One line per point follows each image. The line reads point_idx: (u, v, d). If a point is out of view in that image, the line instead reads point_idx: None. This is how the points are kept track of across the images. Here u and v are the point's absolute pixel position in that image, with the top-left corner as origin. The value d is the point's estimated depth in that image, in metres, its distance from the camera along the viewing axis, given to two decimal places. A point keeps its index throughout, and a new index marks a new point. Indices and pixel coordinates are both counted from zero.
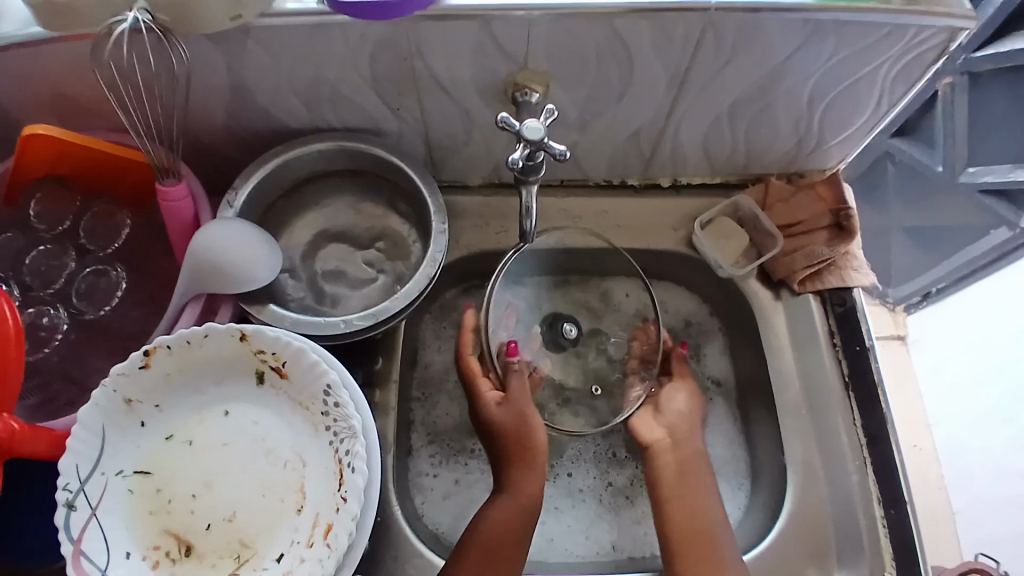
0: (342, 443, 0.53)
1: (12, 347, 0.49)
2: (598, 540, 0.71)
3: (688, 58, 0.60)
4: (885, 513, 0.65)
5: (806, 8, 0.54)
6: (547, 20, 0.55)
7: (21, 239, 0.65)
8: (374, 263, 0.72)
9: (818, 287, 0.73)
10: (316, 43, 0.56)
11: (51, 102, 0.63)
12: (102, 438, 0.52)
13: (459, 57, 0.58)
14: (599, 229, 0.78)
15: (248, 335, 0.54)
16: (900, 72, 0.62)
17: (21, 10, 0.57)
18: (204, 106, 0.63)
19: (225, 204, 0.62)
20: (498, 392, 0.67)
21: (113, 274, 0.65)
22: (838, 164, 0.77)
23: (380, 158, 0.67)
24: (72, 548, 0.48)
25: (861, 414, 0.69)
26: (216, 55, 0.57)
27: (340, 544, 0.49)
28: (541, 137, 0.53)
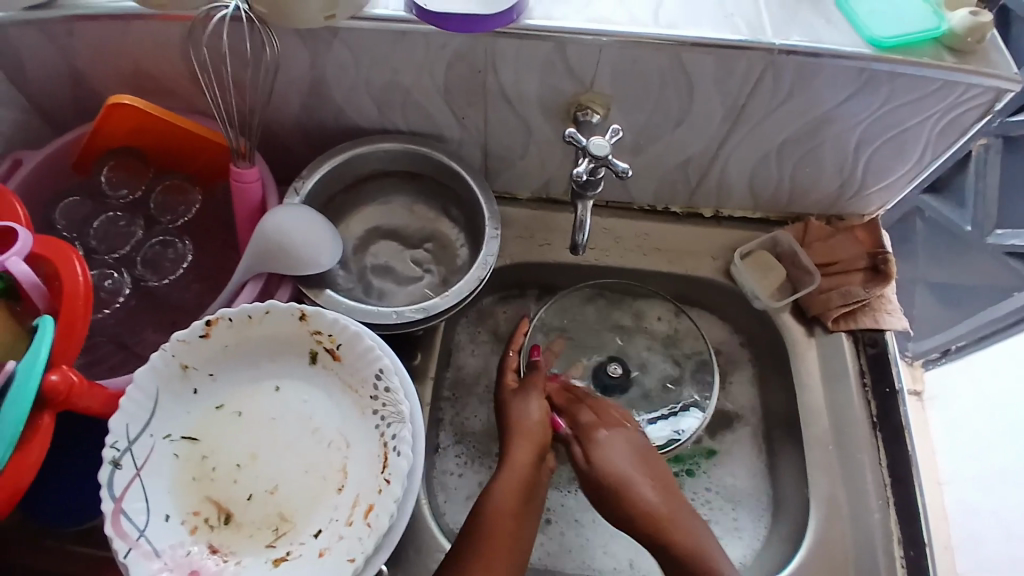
0: (389, 427, 0.55)
1: (81, 303, 0.52)
2: (615, 556, 0.72)
3: (746, 93, 0.62)
4: (904, 553, 0.66)
5: (863, 57, 0.57)
6: (618, 45, 0.58)
7: (88, 206, 0.67)
8: (422, 263, 0.74)
9: (851, 327, 0.75)
10: (397, 48, 0.59)
11: (131, 78, 0.66)
12: (155, 402, 0.55)
13: (530, 74, 0.61)
14: (639, 251, 0.80)
15: (307, 315, 0.56)
16: (946, 126, 0.65)
17: None
18: (281, 98, 0.66)
19: (292, 191, 0.65)
20: (515, 381, 0.71)
21: (180, 247, 0.68)
22: (877, 211, 0.79)
23: (440, 163, 0.70)
24: (113, 506, 0.50)
25: (888, 455, 0.70)
26: (302, 51, 0.60)
27: (380, 525, 0.51)
28: (605, 154, 0.57)
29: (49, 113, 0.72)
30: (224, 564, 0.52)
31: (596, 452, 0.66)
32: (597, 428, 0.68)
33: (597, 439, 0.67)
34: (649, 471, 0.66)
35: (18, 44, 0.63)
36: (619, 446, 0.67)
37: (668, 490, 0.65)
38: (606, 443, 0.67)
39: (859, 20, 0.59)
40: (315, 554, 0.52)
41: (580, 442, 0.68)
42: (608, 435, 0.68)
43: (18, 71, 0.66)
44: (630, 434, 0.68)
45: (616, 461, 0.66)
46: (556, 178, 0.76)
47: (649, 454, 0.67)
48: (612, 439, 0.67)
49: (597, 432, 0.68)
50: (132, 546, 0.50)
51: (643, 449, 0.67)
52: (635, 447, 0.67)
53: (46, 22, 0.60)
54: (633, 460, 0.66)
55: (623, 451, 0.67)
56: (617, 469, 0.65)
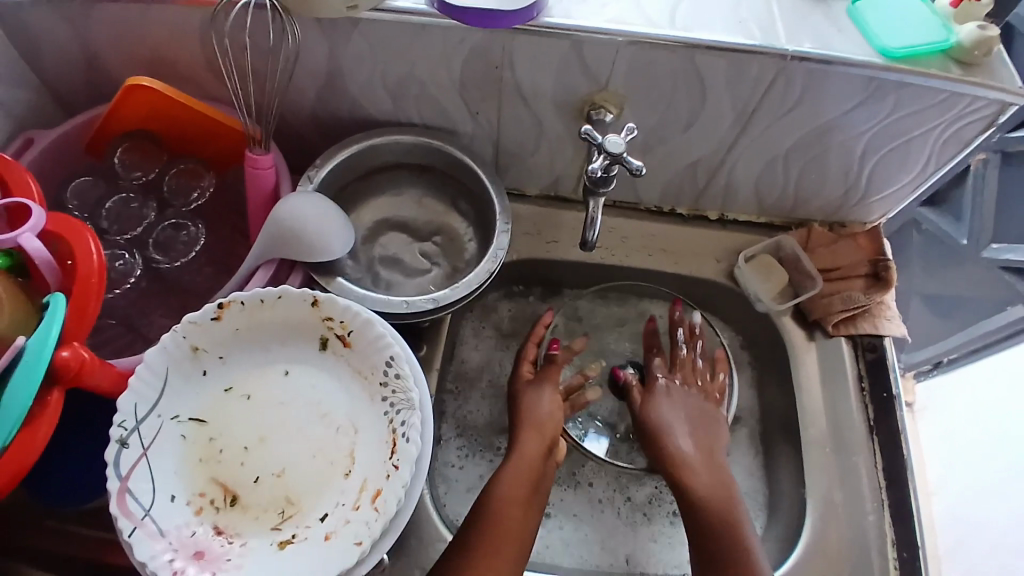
0: (398, 414, 0.56)
1: (95, 282, 0.52)
2: (614, 552, 0.72)
3: (757, 98, 0.63)
4: (897, 555, 0.67)
5: (873, 66, 0.59)
6: (633, 46, 0.59)
7: (101, 187, 0.68)
8: (430, 256, 0.75)
9: (850, 332, 0.76)
10: (416, 41, 0.60)
11: (146, 61, 0.67)
12: (164, 382, 0.55)
13: (546, 71, 0.62)
14: (645, 251, 0.81)
15: (319, 301, 0.57)
16: (949, 138, 0.66)
17: None
18: (297, 86, 0.67)
19: (305, 179, 0.66)
20: (531, 372, 0.73)
21: (192, 230, 0.68)
22: (878, 218, 0.80)
23: (452, 156, 0.70)
24: (119, 484, 0.50)
25: (884, 459, 0.71)
26: (322, 40, 0.61)
27: (388, 509, 0.51)
28: (620, 152, 0.57)
29: (61, 95, 0.72)
30: (229, 545, 0.52)
31: (648, 403, 0.74)
32: (661, 382, 0.76)
33: (657, 393, 0.75)
34: (693, 432, 0.72)
35: (35, 23, 0.63)
36: (676, 403, 0.74)
37: (707, 453, 0.70)
38: (666, 395, 0.75)
39: (870, 30, 0.60)
40: (321, 537, 0.53)
41: (642, 392, 0.76)
42: (671, 389, 0.75)
43: (33, 51, 0.66)
44: (694, 397, 0.75)
45: (664, 415, 0.73)
46: (566, 176, 0.77)
47: (706, 417, 0.73)
48: (671, 391, 0.75)
49: (660, 385, 0.76)
50: (138, 525, 0.50)
51: (700, 412, 0.74)
52: (694, 408, 0.74)
53: (65, 2, 0.60)
54: (684, 418, 0.73)
55: (678, 408, 0.73)
56: (661, 417, 0.73)
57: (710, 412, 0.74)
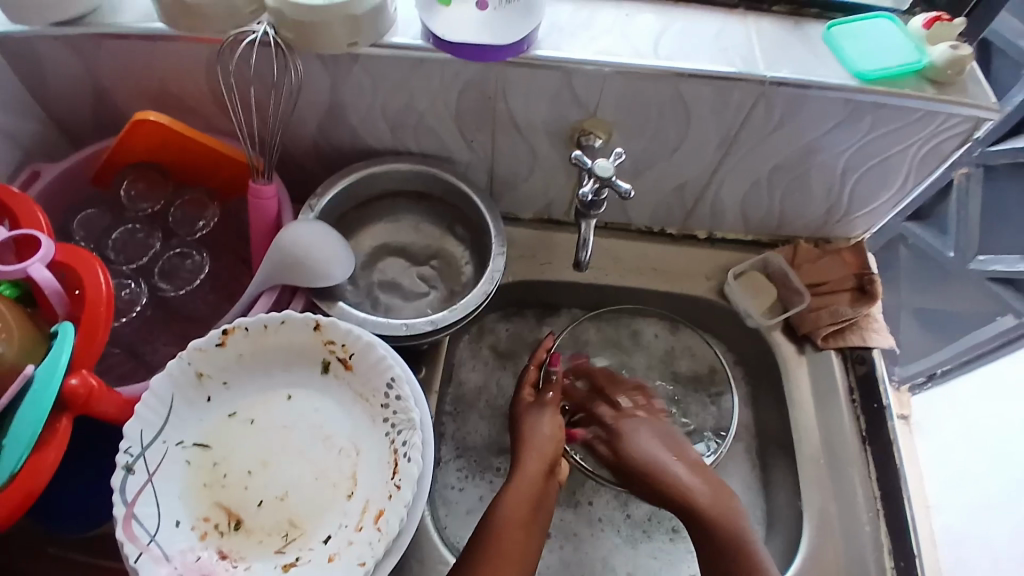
0: (400, 434, 0.57)
1: (103, 309, 0.53)
2: (614, 570, 0.73)
3: (741, 122, 0.66)
4: (895, 565, 0.68)
5: (849, 89, 0.61)
6: (621, 77, 0.62)
7: (107, 217, 0.71)
8: (428, 279, 0.76)
9: (840, 345, 0.77)
10: (413, 74, 0.63)
11: (152, 95, 0.69)
12: (169, 408, 0.56)
13: (538, 101, 0.65)
14: (638, 271, 0.83)
15: (322, 325, 0.59)
16: (926, 155, 0.69)
17: (145, 7, 0.63)
18: (299, 119, 0.70)
19: (306, 208, 0.68)
20: (532, 394, 0.74)
21: (196, 259, 0.70)
22: (862, 234, 0.83)
23: (449, 183, 0.73)
24: (125, 510, 0.50)
25: (877, 470, 0.73)
26: (323, 76, 0.64)
27: (391, 529, 0.52)
28: (610, 176, 0.60)
29: (68, 126, 0.74)
30: (234, 569, 0.53)
31: (620, 443, 0.73)
32: (621, 421, 0.74)
33: (624, 432, 0.73)
34: (676, 453, 0.72)
35: (45, 59, 0.65)
36: (650, 431, 0.74)
37: (696, 467, 0.71)
38: (632, 432, 0.73)
39: (846, 56, 0.63)
40: (325, 559, 0.54)
41: (608, 435, 0.74)
42: (633, 424, 0.74)
43: (41, 85, 0.68)
44: (653, 422, 0.75)
45: (645, 449, 0.72)
46: (559, 200, 0.79)
47: (673, 438, 0.74)
48: (636, 429, 0.74)
49: (622, 424, 0.74)
50: (143, 550, 0.50)
51: (667, 435, 0.74)
52: (659, 433, 0.74)
53: (74, 38, 0.63)
54: (662, 444, 0.73)
55: (651, 436, 0.73)
56: (648, 455, 0.71)
57: (674, 432, 0.75)
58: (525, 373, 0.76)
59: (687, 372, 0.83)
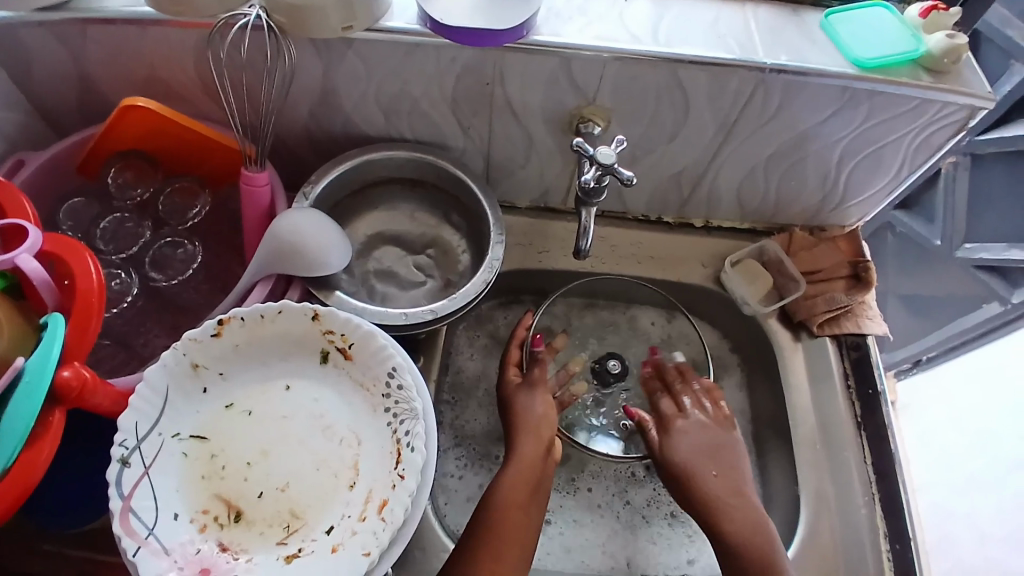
0: (401, 424, 0.57)
1: (95, 300, 0.51)
2: (615, 556, 0.73)
3: (739, 109, 0.66)
4: (890, 546, 0.69)
5: (847, 77, 0.61)
6: (619, 63, 0.61)
7: (96, 207, 0.69)
8: (424, 268, 0.76)
9: (835, 331, 0.79)
10: (409, 60, 0.62)
11: (140, 81, 0.67)
12: (164, 400, 0.55)
13: (536, 87, 0.64)
14: (634, 259, 0.83)
15: (320, 314, 0.58)
16: (921, 143, 0.69)
17: None
18: (292, 104, 0.68)
19: (301, 195, 0.66)
20: (519, 375, 0.73)
21: (189, 248, 0.69)
22: (856, 223, 0.83)
23: (446, 171, 0.72)
24: (122, 504, 0.50)
25: (872, 452, 0.74)
26: (317, 59, 0.62)
27: (396, 518, 0.52)
28: (611, 163, 0.60)
29: (54, 116, 0.72)
30: (235, 561, 0.52)
31: (665, 442, 0.71)
32: (676, 419, 0.73)
33: (673, 433, 0.72)
34: (719, 469, 0.69)
35: (30, 46, 0.63)
36: (697, 438, 0.71)
37: (739, 487, 0.68)
38: (684, 432, 0.72)
39: (844, 43, 0.63)
40: (329, 549, 0.53)
41: (659, 428, 0.73)
42: (685, 424, 0.72)
43: (26, 74, 0.66)
44: (710, 427, 0.72)
45: (688, 451, 0.70)
46: (555, 187, 0.79)
47: (723, 450, 0.71)
48: (688, 432, 0.71)
49: (675, 423, 0.72)
50: (141, 544, 0.49)
51: (719, 442, 0.71)
52: (709, 439, 0.71)
53: (58, 24, 0.61)
54: (705, 451, 0.70)
55: (698, 443, 0.71)
56: (687, 458, 0.70)
57: (729, 439, 0.72)
58: (508, 353, 0.75)
59: (680, 358, 0.83)
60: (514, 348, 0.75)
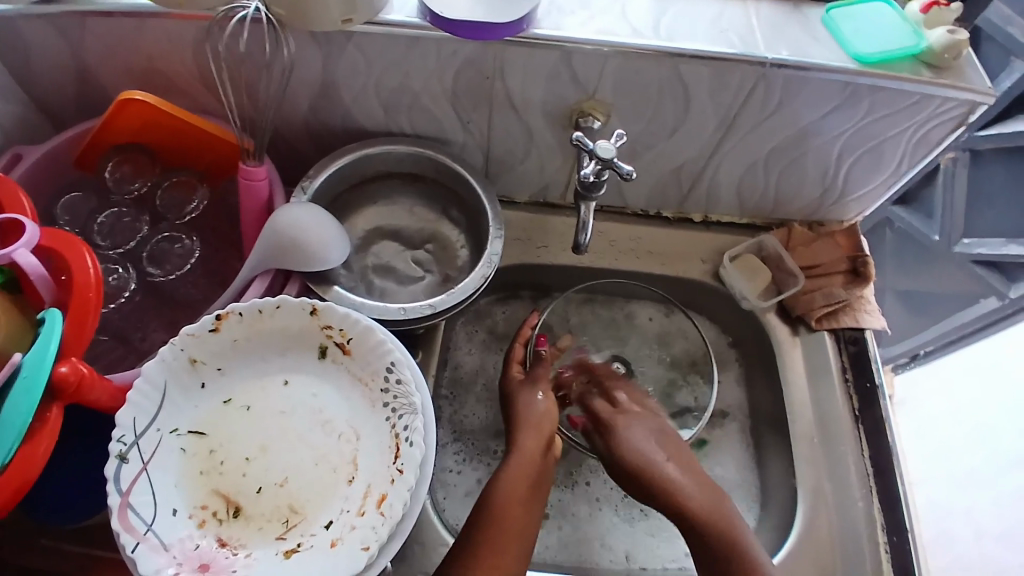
0: (401, 419, 0.57)
1: (93, 295, 0.51)
2: (613, 549, 0.73)
3: (739, 103, 0.66)
4: (887, 540, 0.69)
5: (847, 72, 0.61)
6: (620, 56, 0.61)
7: (93, 201, 0.69)
8: (423, 263, 0.75)
9: (833, 326, 0.79)
10: (408, 53, 0.62)
11: (137, 74, 0.67)
12: (163, 395, 0.55)
13: (535, 81, 0.64)
14: (633, 254, 0.83)
15: (318, 309, 0.58)
16: (921, 139, 0.69)
17: None
18: (290, 98, 0.68)
19: (299, 189, 0.66)
20: (523, 372, 0.73)
21: (186, 243, 0.68)
22: (854, 218, 0.84)
23: (444, 165, 0.72)
24: (121, 500, 0.50)
25: (870, 447, 0.74)
26: (316, 53, 0.62)
27: (395, 513, 0.52)
28: (611, 157, 0.59)
29: (51, 109, 0.72)
30: (234, 556, 0.52)
31: (615, 439, 0.70)
32: (616, 417, 0.72)
33: (617, 427, 0.71)
34: (671, 456, 0.69)
35: (26, 39, 0.63)
36: (640, 430, 0.71)
37: (684, 462, 0.68)
38: (627, 429, 0.71)
39: (845, 38, 0.63)
40: (328, 544, 0.53)
41: (601, 431, 0.72)
42: (627, 421, 0.72)
43: (23, 67, 0.66)
44: (649, 419, 0.73)
45: (636, 445, 0.69)
46: (555, 182, 0.79)
47: (672, 440, 0.71)
48: (631, 425, 0.71)
49: (616, 420, 0.72)
50: (140, 540, 0.49)
51: (662, 433, 0.71)
52: (653, 431, 0.71)
53: (57, 17, 0.60)
54: (654, 440, 0.70)
55: (643, 435, 0.71)
56: (638, 452, 0.69)
57: (670, 430, 0.72)
58: (512, 350, 0.75)
59: (677, 353, 0.83)
60: (519, 346, 0.75)
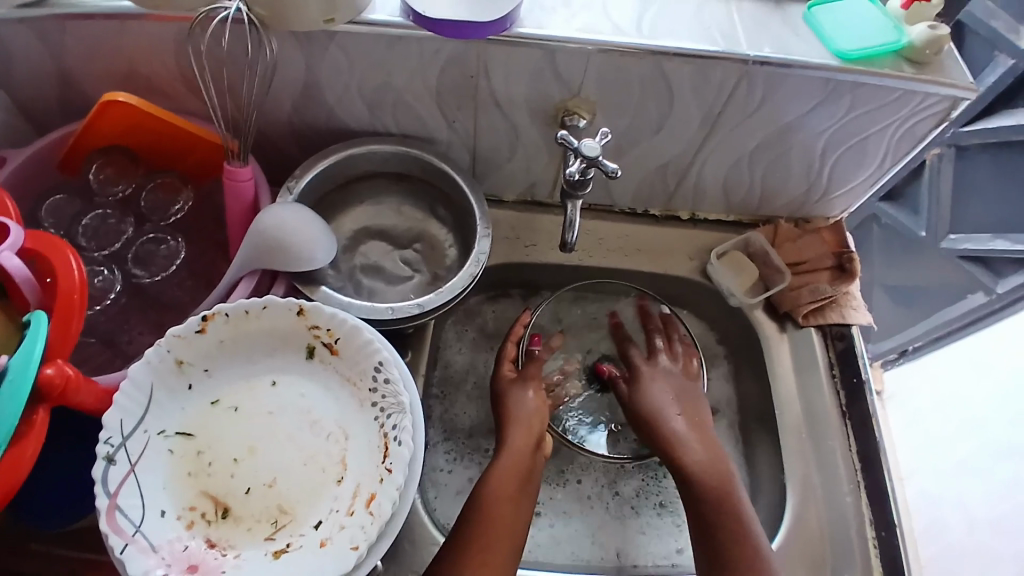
0: (389, 418, 0.57)
1: (78, 298, 0.50)
2: (604, 546, 0.74)
3: (723, 100, 0.66)
4: (876, 535, 0.70)
5: (829, 69, 0.62)
6: (603, 54, 0.61)
7: (77, 204, 0.68)
8: (411, 262, 0.75)
9: (820, 322, 0.79)
10: (393, 52, 0.62)
11: (120, 76, 0.66)
12: (149, 397, 0.55)
13: (519, 79, 0.64)
14: (620, 252, 0.83)
15: (305, 309, 0.58)
16: (904, 134, 0.70)
17: None
18: (276, 98, 0.68)
19: (284, 190, 0.66)
20: (515, 369, 0.74)
21: (172, 244, 0.68)
22: (840, 214, 0.84)
23: (431, 165, 0.72)
24: (108, 502, 0.49)
25: (857, 441, 0.74)
26: (299, 53, 0.62)
27: (383, 512, 0.52)
28: (595, 155, 0.59)
29: (35, 113, 0.71)
30: (223, 557, 0.52)
31: (637, 388, 0.76)
32: (644, 370, 0.77)
33: (641, 380, 0.76)
34: (685, 410, 0.74)
35: (7, 42, 0.62)
36: (666, 383, 0.76)
37: (694, 422, 0.72)
38: (649, 379, 0.76)
39: (826, 36, 0.64)
40: (317, 544, 0.53)
41: (628, 380, 0.78)
42: (652, 371, 0.77)
43: (5, 71, 0.66)
44: (674, 374, 0.77)
45: (654, 397, 0.74)
46: (541, 181, 0.79)
47: (688, 395, 0.75)
48: (658, 376, 0.77)
49: (643, 372, 0.77)
50: (129, 542, 0.49)
51: (684, 390, 0.76)
52: (676, 381, 0.76)
53: (39, 21, 0.60)
54: (673, 397, 0.75)
55: (668, 385, 0.76)
56: (656, 402, 0.74)
57: (691, 389, 0.76)
58: (506, 348, 0.75)
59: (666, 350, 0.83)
60: (513, 343, 0.75)
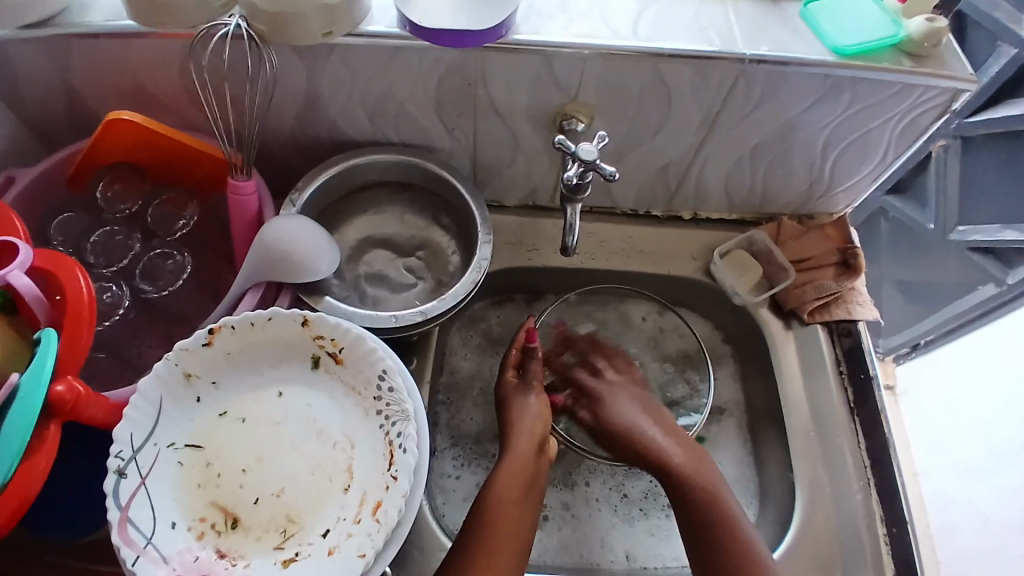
0: (394, 426, 0.58)
1: (87, 314, 0.51)
2: (613, 549, 0.74)
3: (722, 99, 0.66)
4: (887, 531, 0.69)
5: (827, 64, 0.62)
6: (600, 58, 0.61)
7: (85, 220, 0.69)
8: (415, 270, 0.76)
9: (825, 318, 0.79)
10: (391, 62, 0.62)
11: (125, 93, 0.68)
12: (159, 409, 0.55)
13: (518, 86, 0.64)
14: (624, 254, 0.83)
15: (310, 320, 0.59)
16: (905, 128, 0.69)
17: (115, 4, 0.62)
18: (277, 112, 0.69)
19: (288, 202, 0.67)
20: (517, 375, 0.73)
21: (178, 258, 0.70)
22: (844, 210, 0.84)
23: (431, 172, 0.72)
24: (120, 514, 0.50)
25: (865, 438, 0.74)
26: (300, 66, 0.63)
27: (390, 519, 0.53)
28: (593, 159, 0.60)
29: (43, 130, 0.72)
30: (233, 567, 0.53)
31: (602, 408, 0.76)
32: (603, 390, 0.77)
33: (604, 398, 0.76)
34: (657, 422, 0.74)
35: (14, 62, 0.63)
36: (627, 398, 0.76)
37: (675, 434, 0.73)
38: (613, 399, 0.76)
39: (823, 31, 0.63)
40: (326, 552, 0.54)
41: (587, 402, 0.77)
42: (608, 391, 0.77)
43: (13, 90, 0.67)
44: (633, 388, 0.78)
45: (623, 413, 0.75)
46: (543, 185, 0.79)
47: (654, 408, 0.76)
48: (616, 395, 0.76)
49: (603, 391, 0.77)
50: (141, 553, 0.50)
51: (645, 400, 0.77)
52: (634, 396, 0.77)
53: (44, 40, 0.61)
54: (641, 410, 0.75)
55: (629, 403, 0.76)
56: (626, 418, 0.74)
57: (648, 397, 0.77)
58: (508, 355, 0.74)
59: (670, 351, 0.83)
60: (516, 351, 0.74)
